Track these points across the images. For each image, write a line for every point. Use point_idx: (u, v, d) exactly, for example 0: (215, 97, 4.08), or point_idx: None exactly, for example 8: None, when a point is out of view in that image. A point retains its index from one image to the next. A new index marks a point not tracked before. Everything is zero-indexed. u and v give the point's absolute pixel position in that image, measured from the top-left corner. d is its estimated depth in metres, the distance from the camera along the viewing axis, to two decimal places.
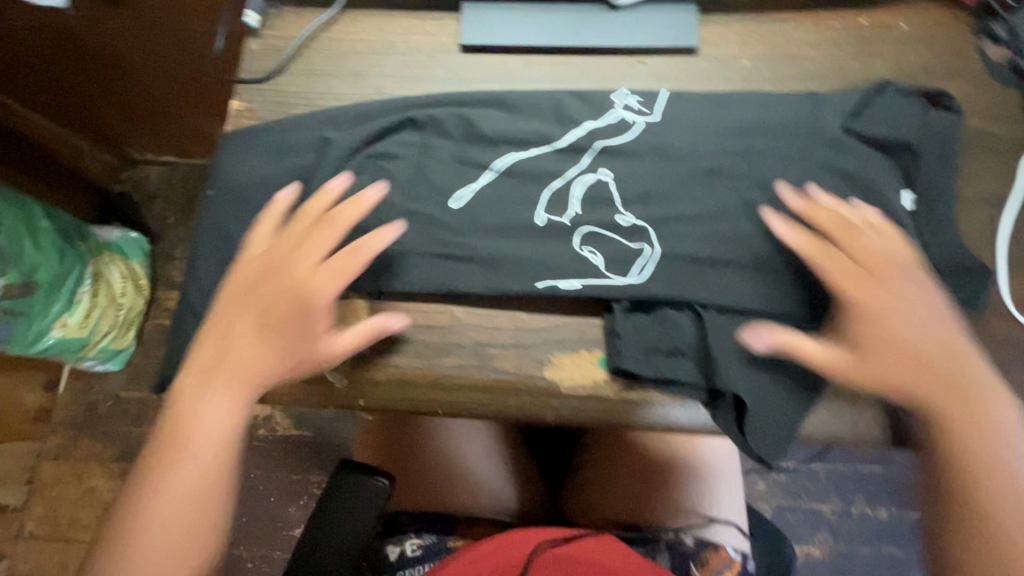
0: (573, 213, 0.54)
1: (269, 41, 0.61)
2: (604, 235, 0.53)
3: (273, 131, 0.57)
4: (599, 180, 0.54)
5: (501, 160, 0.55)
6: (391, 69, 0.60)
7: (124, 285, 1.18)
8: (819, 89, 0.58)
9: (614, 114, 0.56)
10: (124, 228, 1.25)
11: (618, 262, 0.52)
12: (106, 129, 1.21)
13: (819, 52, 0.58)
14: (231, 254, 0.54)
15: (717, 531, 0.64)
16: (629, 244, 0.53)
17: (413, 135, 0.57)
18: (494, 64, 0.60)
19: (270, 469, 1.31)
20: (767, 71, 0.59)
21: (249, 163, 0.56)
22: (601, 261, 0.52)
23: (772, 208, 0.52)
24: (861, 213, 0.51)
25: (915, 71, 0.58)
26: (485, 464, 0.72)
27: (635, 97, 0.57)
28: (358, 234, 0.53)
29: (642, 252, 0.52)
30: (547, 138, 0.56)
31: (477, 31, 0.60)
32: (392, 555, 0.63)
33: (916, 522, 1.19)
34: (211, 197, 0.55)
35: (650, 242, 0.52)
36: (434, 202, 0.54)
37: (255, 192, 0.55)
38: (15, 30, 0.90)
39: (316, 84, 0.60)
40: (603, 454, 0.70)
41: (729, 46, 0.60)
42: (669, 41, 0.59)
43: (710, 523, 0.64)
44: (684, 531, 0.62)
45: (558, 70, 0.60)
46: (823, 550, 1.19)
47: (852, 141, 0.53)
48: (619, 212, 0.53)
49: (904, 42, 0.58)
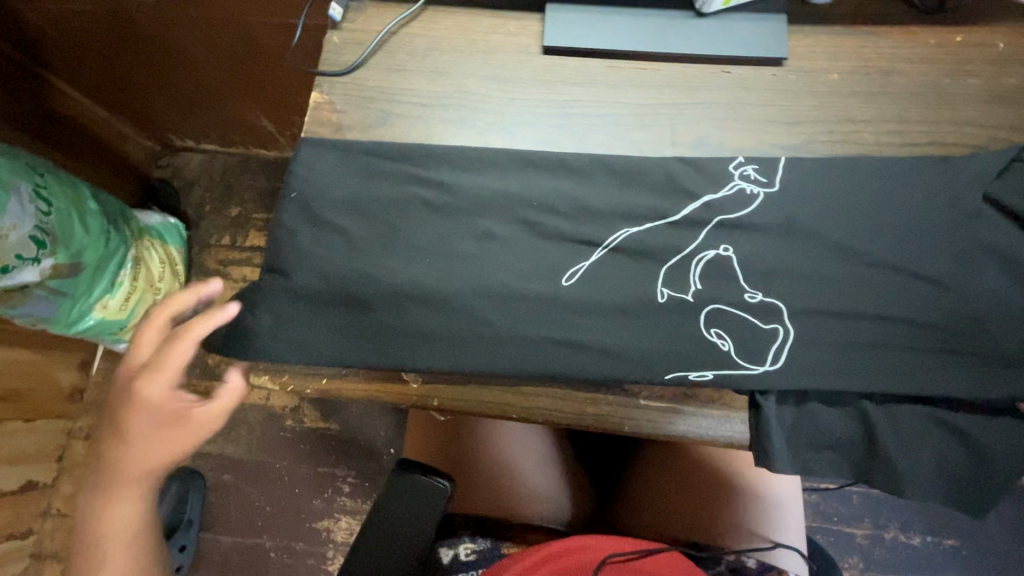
0: (696, 290, 0.52)
1: (350, 34, 0.61)
2: (735, 316, 0.51)
3: (358, 146, 0.56)
4: (721, 255, 0.52)
5: (613, 236, 0.53)
6: (472, 68, 0.60)
7: (162, 270, 1.17)
8: (910, 106, 0.57)
9: (731, 186, 0.53)
10: (163, 213, 1.26)
11: (751, 348, 0.51)
12: (152, 117, 1.22)
13: (911, 69, 0.57)
14: (314, 265, 0.54)
15: (782, 555, 0.65)
16: (762, 325, 0.51)
17: (500, 156, 0.56)
18: (576, 67, 0.60)
19: (297, 460, 1.32)
20: (857, 85, 0.58)
21: (333, 176, 0.55)
22: (732, 347, 0.51)
23: (861, 235, 0.52)
24: (955, 258, 0.50)
25: (1012, 93, 0.56)
26: (540, 470, 0.73)
27: (752, 166, 0.54)
28: (446, 260, 0.53)
29: (777, 334, 0.51)
30: (637, 158, 0.54)
31: (562, 33, 0.59)
32: (446, 558, 0.64)
33: (952, 552, 1.16)
34: (293, 206, 0.55)
35: (783, 323, 0.51)
36: (522, 227, 0.54)
37: (339, 204, 0.55)
38: (77, 20, 0.90)
39: (396, 79, 0.60)
40: (662, 468, 0.71)
41: (818, 58, 0.59)
42: (757, 50, 0.58)
43: (775, 547, 0.65)
44: (747, 553, 0.64)
45: (639, 76, 0.59)
46: (853, 574, 1.17)
47: (954, 161, 0.52)
48: (748, 290, 0.52)
49: (1000, 63, 0.57)
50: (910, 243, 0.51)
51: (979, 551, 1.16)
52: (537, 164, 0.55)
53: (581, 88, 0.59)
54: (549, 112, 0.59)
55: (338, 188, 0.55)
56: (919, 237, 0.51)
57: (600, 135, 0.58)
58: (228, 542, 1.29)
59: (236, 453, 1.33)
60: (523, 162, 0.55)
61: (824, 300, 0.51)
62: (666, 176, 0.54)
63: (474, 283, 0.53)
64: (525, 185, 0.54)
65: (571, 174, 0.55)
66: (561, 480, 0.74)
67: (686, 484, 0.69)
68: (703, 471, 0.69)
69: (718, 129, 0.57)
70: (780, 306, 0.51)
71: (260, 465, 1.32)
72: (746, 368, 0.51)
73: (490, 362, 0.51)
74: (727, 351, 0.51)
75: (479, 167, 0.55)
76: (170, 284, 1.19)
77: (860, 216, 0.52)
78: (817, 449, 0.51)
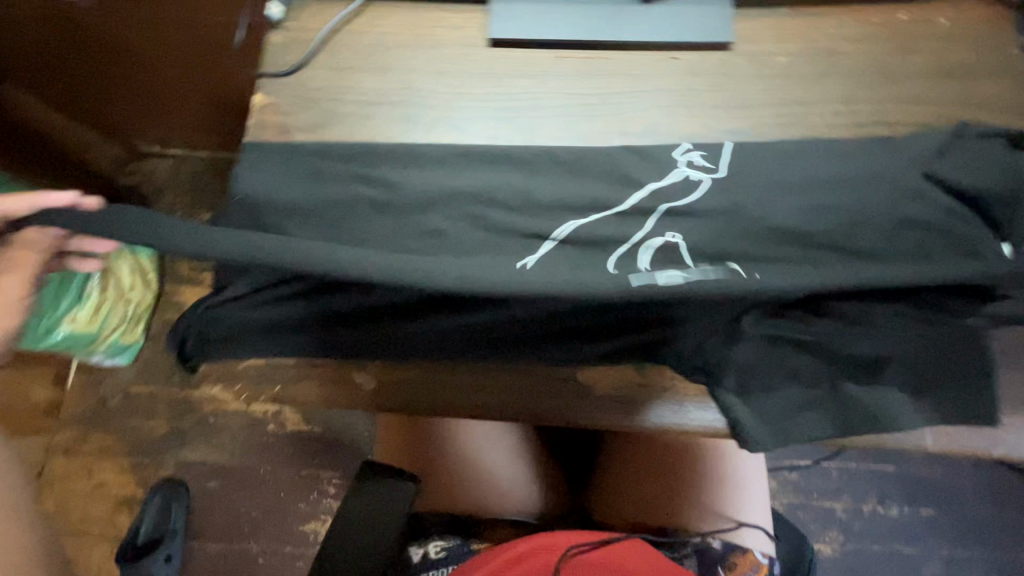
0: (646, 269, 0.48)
1: (292, 33, 0.60)
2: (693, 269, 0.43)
3: (305, 152, 0.55)
4: (668, 242, 0.50)
5: (560, 229, 0.52)
6: (417, 64, 0.59)
7: (132, 280, 1.15)
8: (857, 86, 0.57)
9: (679, 173, 0.53)
10: None
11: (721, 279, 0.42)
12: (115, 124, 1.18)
13: (857, 48, 0.57)
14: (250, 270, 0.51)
15: (744, 535, 0.67)
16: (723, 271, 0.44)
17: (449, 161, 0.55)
18: (522, 59, 0.59)
19: (280, 464, 1.31)
20: (804, 67, 0.58)
21: (278, 181, 0.54)
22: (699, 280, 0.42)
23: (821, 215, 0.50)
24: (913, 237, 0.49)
25: (958, 69, 0.56)
26: (509, 466, 0.73)
27: (698, 152, 0.54)
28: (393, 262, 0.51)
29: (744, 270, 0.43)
30: (586, 155, 0.55)
31: (508, 25, 0.58)
32: (415, 557, 0.65)
33: (930, 522, 1.19)
34: (235, 210, 0.53)
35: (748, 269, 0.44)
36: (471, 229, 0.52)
37: (282, 208, 0.53)
38: (24, 25, 0.86)
39: (341, 78, 0.59)
40: (630, 457, 0.72)
41: (765, 41, 0.58)
42: (704, 36, 0.58)
43: (738, 527, 0.67)
44: (712, 536, 0.65)
45: (587, 65, 0.58)
46: (833, 548, 1.19)
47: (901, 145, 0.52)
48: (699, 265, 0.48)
49: (944, 39, 0.57)
50: (872, 221, 0.49)
51: (954, 518, 1.18)
52: (488, 166, 0.55)
53: (528, 80, 0.58)
54: (496, 106, 0.58)
55: (281, 193, 0.53)
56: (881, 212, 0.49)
57: (549, 127, 0.57)
58: (215, 549, 1.27)
59: (218, 460, 1.31)
60: (470, 162, 0.55)
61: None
62: (614, 168, 0.54)
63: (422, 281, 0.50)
64: (471, 180, 0.54)
65: (519, 170, 0.54)
66: (533, 475, 0.74)
67: (653, 471, 0.70)
68: (671, 457, 0.70)
69: (666, 117, 0.57)
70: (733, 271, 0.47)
71: (243, 471, 1.31)
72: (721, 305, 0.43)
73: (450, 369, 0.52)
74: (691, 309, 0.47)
75: (427, 165, 0.55)
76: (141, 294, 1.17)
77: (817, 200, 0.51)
78: (786, 434, 0.49)
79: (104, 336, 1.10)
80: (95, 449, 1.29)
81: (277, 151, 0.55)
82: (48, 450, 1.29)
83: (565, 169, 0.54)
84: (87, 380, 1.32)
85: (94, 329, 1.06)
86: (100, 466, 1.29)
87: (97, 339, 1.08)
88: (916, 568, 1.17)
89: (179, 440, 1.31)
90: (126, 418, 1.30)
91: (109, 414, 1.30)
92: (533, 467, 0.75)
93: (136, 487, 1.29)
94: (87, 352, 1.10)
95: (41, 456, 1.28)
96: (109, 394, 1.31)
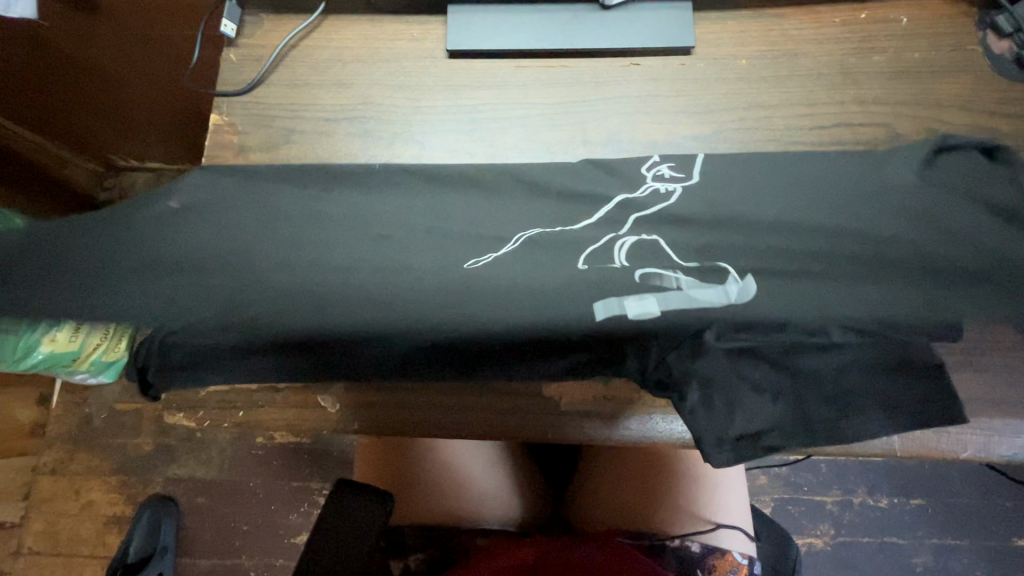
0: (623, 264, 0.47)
1: (248, 50, 0.59)
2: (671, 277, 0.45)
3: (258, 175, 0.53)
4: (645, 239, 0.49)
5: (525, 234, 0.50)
6: (377, 77, 0.58)
7: None
8: (819, 87, 0.56)
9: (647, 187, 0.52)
10: None
11: (701, 273, 0.45)
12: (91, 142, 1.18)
13: (818, 48, 0.57)
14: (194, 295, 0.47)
15: (723, 536, 0.66)
16: (706, 282, 0.44)
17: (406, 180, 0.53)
18: (482, 69, 0.58)
19: (269, 477, 1.30)
20: (765, 70, 0.57)
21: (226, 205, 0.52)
22: (680, 283, 0.44)
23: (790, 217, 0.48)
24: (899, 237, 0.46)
25: (920, 66, 0.56)
26: (486, 475, 0.73)
27: (667, 163, 0.53)
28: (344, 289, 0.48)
29: (729, 279, 0.44)
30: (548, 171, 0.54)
31: (466, 35, 0.58)
32: (396, 571, 0.65)
33: (920, 512, 1.19)
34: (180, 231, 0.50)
35: (735, 277, 0.44)
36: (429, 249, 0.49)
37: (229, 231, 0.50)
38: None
39: (299, 94, 0.58)
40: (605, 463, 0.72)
41: (726, 45, 0.58)
42: (664, 41, 0.57)
43: (716, 528, 0.66)
44: (690, 538, 0.65)
45: (547, 74, 0.58)
46: (824, 541, 1.19)
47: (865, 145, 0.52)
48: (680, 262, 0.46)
49: (905, 36, 0.57)
50: (851, 220, 0.46)
51: (943, 507, 1.19)
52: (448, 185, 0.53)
53: (489, 91, 0.58)
54: (456, 117, 0.57)
55: (219, 220, 0.50)
56: (857, 210, 0.47)
57: (510, 138, 0.57)
58: (208, 565, 1.27)
59: (207, 475, 1.31)
60: (426, 178, 0.54)
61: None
62: (576, 182, 0.53)
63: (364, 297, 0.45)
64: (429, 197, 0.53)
65: (478, 183, 0.53)
66: (513, 484, 0.74)
67: (628, 475, 0.70)
68: (645, 462, 0.70)
69: (628, 124, 0.57)
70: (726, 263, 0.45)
71: (233, 485, 1.30)
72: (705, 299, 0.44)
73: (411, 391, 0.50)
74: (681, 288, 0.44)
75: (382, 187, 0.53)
76: None
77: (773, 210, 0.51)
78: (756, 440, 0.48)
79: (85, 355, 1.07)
80: (83, 469, 1.29)
81: (210, 180, 0.53)
82: (36, 471, 1.28)
83: (524, 180, 0.53)
84: (72, 399, 1.31)
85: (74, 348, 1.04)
86: (88, 485, 1.29)
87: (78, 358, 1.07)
88: (908, 558, 1.18)
89: (167, 456, 1.30)
90: (110, 437, 1.30)
91: (93, 433, 1.30)
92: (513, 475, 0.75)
93: (125, 505, 1.28)
94: (68, 370, 1.09)
95: (28, 477, 1.27)
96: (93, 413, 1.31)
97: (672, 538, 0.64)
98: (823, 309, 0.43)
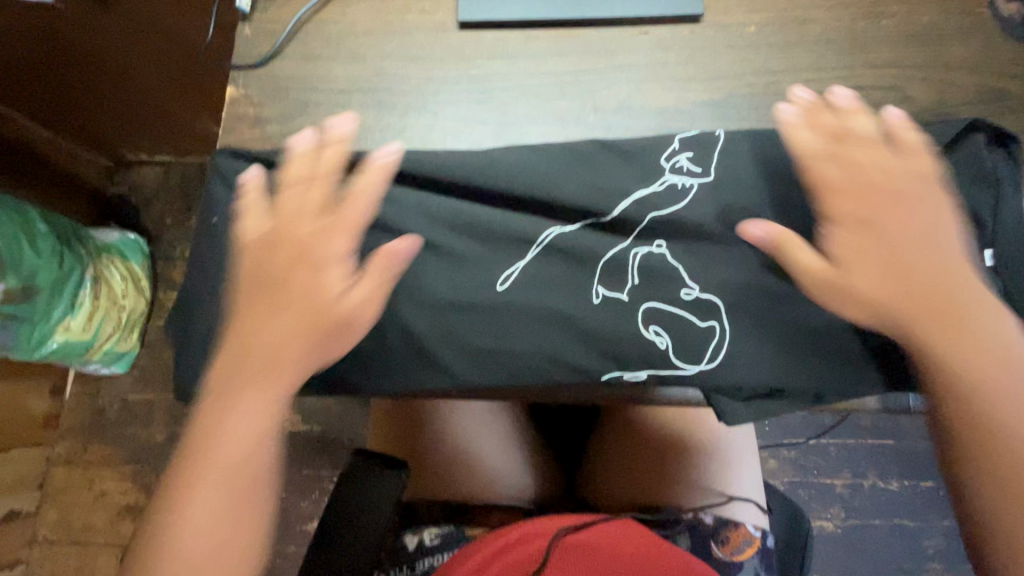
0: (631, 285, 0.52)
1: (262, 25, 0.59)
2: (672, 312, 0.52)
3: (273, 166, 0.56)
4: (655, 252, 0.53)
5: (545, 234, 0.53)
6: (389, 50, 0.59)
7: (125, 286, 1.18)
8: (828, 54, 0.57)
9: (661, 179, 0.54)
10: (123, 229, 1.26)
11: (686, 348, 0.51)
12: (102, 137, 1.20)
13: (827, 15, 0.57)
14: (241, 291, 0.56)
15: (737, 509, 0.67)
16: (700, 322, 0.51)
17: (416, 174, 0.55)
18: (493, 41, 0.59)
19: (280, 465, 1.31)
20: (773, 37, 0.57)
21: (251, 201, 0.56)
22: (668, 342, 0.51)
23: (786, 192, 0.52)
24: None
25: (928, 32, 0.56)
26: (500, 454, 0.73)
27: (686, 153, 0.54)
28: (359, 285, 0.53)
29: (713, 330, 0.51)
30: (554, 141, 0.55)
31: (477, 8, 0.58)
32: (411, 545, 0.65)
33: (931, 495, 1.19)
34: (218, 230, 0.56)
35: (720, 320, 0.51)
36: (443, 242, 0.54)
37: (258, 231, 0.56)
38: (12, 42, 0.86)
39: (312, 68, 0.59)
40: (618, 437, 0.72)
41: (736, 13, 0.58)
42: (674, 10, 0.58)
43: (729, 501, 0.67)
44: (704, 511, 0.66)
45: (558, 44, 0.58)
46: (834, 523, 1.19)
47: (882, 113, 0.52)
48: (686, 285, 0.52)
49: (913, 2, 0.57)
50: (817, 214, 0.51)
51: (954, 489, 1.18)
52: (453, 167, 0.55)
53: (500, 62, 0.58)
54: (468, 88, 0.58)
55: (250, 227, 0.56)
56: None
57: (521, 108, 0.57)
58: None
59: None
60: (431, 171, 0.55)
61: (745, 262, 0.52)
62: (586, 155, 0.54)
63: (391, 305, 0.53)
64: (441, 188, 0.55)
65: (480, 173, 0.55)
66: (523, 460, 0.74)
67: (641, 452, 0.70)
68: (658, 439, 0.70)
69: (638, 92, 0.57)
70: (718, 302, 0.51)
71: None
72: (682, 367, 0.51)
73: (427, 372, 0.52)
74: (666, 349, 0.51)
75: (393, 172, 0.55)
76: (134, 300, 1.21)
77: (783, 181, 0.52)
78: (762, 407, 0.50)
79: (98, 344, 1.13)
80: (96, 458, 1.30)
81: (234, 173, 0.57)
82: (49, 461, 1.29)
83: (537, 158, 0.55)
84: (85, 389, 1.33)
85: (86, 338, 1.09)
86: (101, 475, 1.30)
87: (92, 348, 1.12)
88: (918, 540, 1.18)
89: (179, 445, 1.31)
90: (123, 426, 1.31)
91: (106, 423, 1.31)
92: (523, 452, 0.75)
93: (139, 494, 1.30)
94: (81, 360, 1.14)
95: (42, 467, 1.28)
96: (106, 403, 1.32)
97: (687, 512, 0.65)
98: (786, 303, 0.51)
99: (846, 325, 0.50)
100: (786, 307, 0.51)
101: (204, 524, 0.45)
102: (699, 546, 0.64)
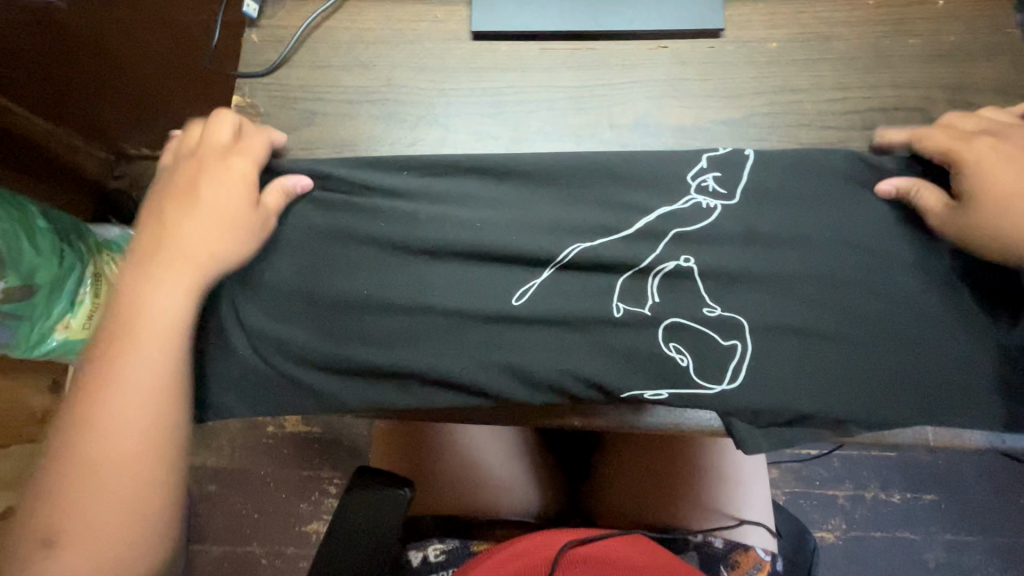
0: (653, 303, 0.51)
1: (270, 31, 0.58)
2: (693, 327, 0.51)
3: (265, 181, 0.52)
4: (680, 268, 0.51)
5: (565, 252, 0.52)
6: (400, 60, 0.57)
7: None
8: (851, 72, 0.55)
9: (687, 200, 0.51)
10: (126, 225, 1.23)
11: (710, 367, 0.51)
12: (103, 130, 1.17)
13: (851, 32, 0.56)
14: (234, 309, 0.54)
15: (745, 531, 0.66)
16: (719, 340, 0.51)
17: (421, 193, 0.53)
18: (508, 53, 0.57)
19: (280, 466, 1.31)
20: (796, 53, 0.56)
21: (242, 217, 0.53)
22: (689, 362, 0.51)
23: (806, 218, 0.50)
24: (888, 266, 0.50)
25: (955, 52, 0.55)
26: (506, 469, 0.72)
27: (713, 174, 0.51)
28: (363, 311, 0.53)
29: (734, 350, 0.51)
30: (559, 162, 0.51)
31: (491, 18, 0.57)
32: (415, 560, 0.64)
33: (934, 509, 1.18)
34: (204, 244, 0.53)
35: (742, 341, 0.51)
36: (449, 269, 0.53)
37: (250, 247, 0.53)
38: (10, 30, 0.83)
39: (321, 77, 0.57)
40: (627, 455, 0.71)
41: (757, 27, 0.57)
42: (694, 24, 0.56)
43: (739, 524, 0.66)
44: (713, 533, 0.64)
45: (574, 57, 0.57)
46: (836, 535, 1.18)
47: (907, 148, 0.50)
48: (708, 306, 0.51)
49: (940, 20, 0.55)
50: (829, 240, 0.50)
51: (958, 503, 1.18)
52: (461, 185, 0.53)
53: (516, 74, 0.57)
54: (481, 100, 0.57)
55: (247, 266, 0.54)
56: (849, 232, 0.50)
57: (536, 122, 0.56)
58: (219, 551, 1.29)
59: (219, 463, 1.31)
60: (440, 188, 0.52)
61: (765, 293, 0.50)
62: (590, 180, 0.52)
63: (403, 331, 0.53)
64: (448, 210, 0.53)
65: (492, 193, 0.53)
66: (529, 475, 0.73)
67: (651, 471, 0.69)
68: (669, 459, 0.69)
69: (656, 107, 0.56)
70: (741, 322, 0.51)
71: (245, 473, 1.31)
72: (704, 387, 0.51)
73: (444, 392, 0.53)
74: (686, 367, 0.51)
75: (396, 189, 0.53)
76: None
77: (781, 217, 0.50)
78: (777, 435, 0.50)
79: None
80: None
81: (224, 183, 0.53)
82: None
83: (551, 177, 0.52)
84: None
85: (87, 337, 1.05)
86: None
87: None
88: (920, 554, 1.17)
89: None
90: None
91: None
92: (531, 467, 0.74)
93: None
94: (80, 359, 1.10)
95: None
96: None
97: (694, 534, 0.64)
98: (797, 331, 0.50)
99: (862, 357, 0.50)
100: (799, 336, 0.51)
101: (129, 412, 0.46)
102: (707, 566, 0.63)
